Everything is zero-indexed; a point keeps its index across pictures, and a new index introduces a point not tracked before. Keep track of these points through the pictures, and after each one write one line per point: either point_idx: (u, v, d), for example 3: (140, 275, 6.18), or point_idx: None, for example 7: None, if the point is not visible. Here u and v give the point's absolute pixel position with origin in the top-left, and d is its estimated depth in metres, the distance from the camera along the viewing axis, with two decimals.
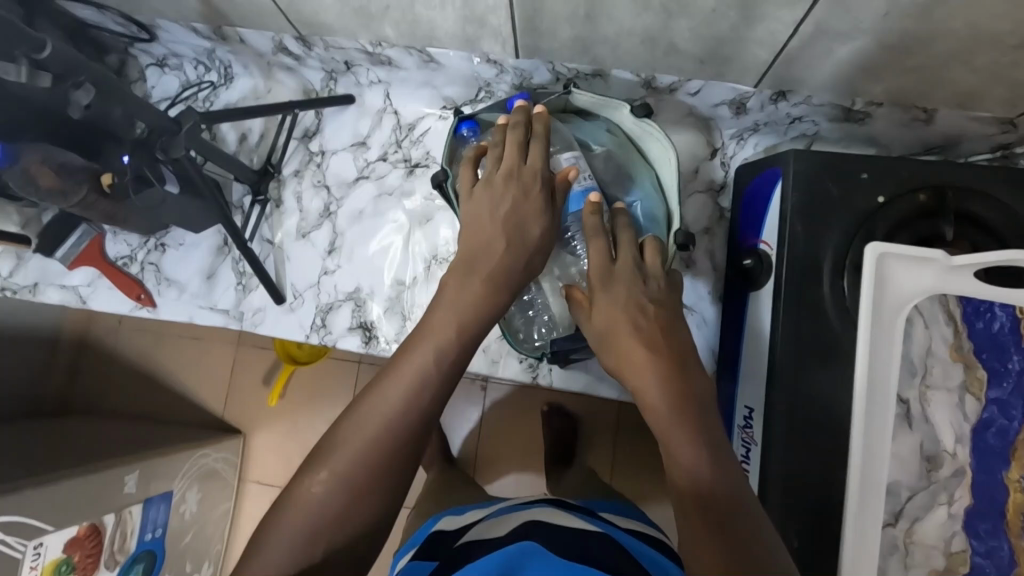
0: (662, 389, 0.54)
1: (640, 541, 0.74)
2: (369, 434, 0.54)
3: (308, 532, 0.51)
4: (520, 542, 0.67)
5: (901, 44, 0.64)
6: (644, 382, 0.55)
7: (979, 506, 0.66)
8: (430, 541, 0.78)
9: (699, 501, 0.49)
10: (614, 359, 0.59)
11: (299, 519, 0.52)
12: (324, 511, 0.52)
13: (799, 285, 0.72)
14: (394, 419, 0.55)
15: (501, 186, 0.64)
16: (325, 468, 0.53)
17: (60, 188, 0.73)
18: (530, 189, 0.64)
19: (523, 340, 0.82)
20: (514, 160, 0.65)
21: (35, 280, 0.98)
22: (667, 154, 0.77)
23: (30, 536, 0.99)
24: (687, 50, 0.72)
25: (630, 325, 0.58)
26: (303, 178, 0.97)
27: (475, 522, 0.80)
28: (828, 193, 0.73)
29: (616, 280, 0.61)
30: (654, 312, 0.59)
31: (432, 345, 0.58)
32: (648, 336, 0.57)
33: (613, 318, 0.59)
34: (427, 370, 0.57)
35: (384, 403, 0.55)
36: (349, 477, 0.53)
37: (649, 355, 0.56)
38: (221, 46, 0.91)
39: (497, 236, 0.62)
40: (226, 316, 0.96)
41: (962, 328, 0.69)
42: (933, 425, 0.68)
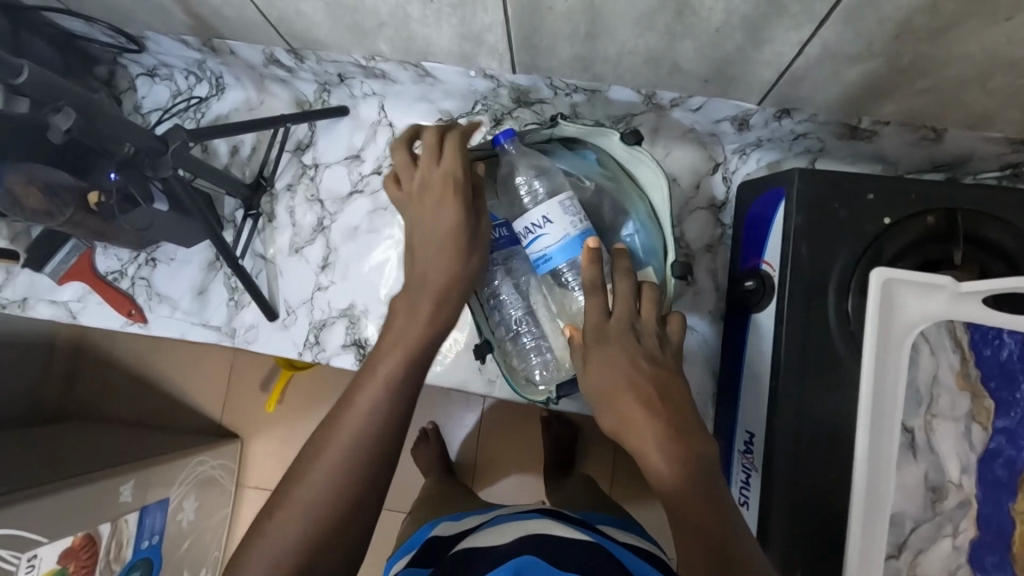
0: (664, 453, 0.52)
1: (638, 556, 0.72)
2: (324, 479, 0.52)
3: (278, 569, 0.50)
4: (517, 554, 0.63)
5: (913, 66, 0.61)
6: (640, 439, 0.54)
7: (984, 539, 0.65)
8: (426, 545, 0.76)
9: (686, 510, 0.50)
10: (614, 421, 0.57)
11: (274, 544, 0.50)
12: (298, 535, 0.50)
13: (803, 309, 0.70)
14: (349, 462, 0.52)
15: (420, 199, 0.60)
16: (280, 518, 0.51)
17: (46, 209, 0.72)
18: (441, 195, 0.58)
19: (525, 383, 0.79)
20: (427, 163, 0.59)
21: (25, 295, 0.97)
22: (659, 177, 0.76)
23: (24, 548, 0.97)
24: (691, 70, 0.70)
25: (628, 384, 0.57)
26: (296, 192, 0.96)
27: (470, 530, 0.78)
28: (834, 215, 0.71)
29: (611, 337, 0.60)
30: (649, 368, 0.58)
31: (377, 376, 0.55)
32: (647, 397, 0.56)
33: (609, 376, 0.58)
34: (378, 406, 0.54)
35: (337, 444, 0.53)
36: (305, 526, 0.51)
37: (646, 412, 0.55)
38: (212, 58, 0.89)
39: (431, 254, 0.59)
40: (219, 332, 0.94)
41: (970, 356, 0.67)
42: (939, 455, 0.67)
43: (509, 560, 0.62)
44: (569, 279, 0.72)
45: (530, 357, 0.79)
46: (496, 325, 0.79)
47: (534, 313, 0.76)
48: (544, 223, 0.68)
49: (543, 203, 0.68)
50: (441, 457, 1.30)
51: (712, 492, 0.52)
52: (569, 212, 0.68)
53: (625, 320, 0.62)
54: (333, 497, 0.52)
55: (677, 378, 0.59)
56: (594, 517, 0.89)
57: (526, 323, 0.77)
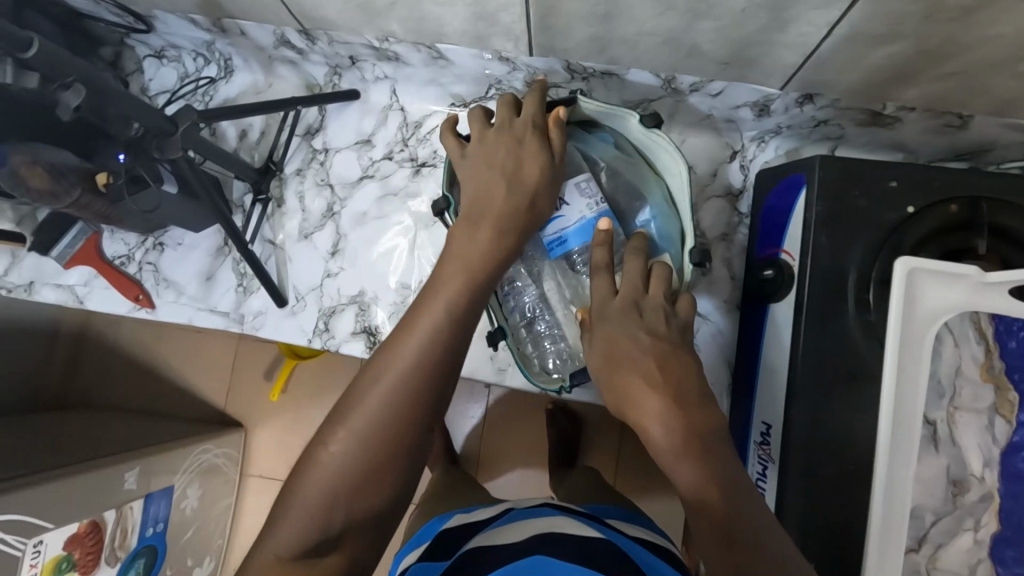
0: (668, 429, 0.52)
1: (648, 551, 0.71)
2: (363, 421, 0.53)
3: (323, 496, 0.52)
4: (526, 555, 0.62)
5: (942, 48, 0.60)
6: (644, 414, 0.54)
7: (1006, 533, 0.64)
8: (437, 538, 0.75)
9: (701, 507, 0.49)
10: (617, 397, 0.57)
11: (320, 476, 0.52)
12: (345, 469, 0.52)
13: (822, 299, 0.69)
14: (386, 407, 0.53)
15: (498, 143, 0.64)
16: (318, 456, 0.53)
17: (51, 190, 0.71)
18: (521, 136, 0.64)
19: (538, 371, 0.77)
20: (505, 116, 0.65)
21: (30, 279, 0.95)
22: (680, 165, 0.73)
23: (30, 535, 0.97)
24: (710, 52, 0.68)
25: (630, 359, 0.56)
26: (305, 176, 0.94)
27: (483, 524, 0.77)
28: (854, 203, 0.70)
29: (613, 312, 0.61)
30: (653, 343, 0.57)
31: (431, 314, 0.56)
32: (649, 371, 0.55)
33: (613, 353, 0.58)
34: (420, 348, 0.54)
35: (377, 385, 0.53)
36: (342, 466, 0.52)
37: (649, 391, 0.54)
38: (221, 38, 0.87)
39: (496, 181, 0.62)
40: (227, 319, 0.93)
41: (994, 348, 0.66)
42: (961, 448, 0.65)
43: (519, 560, 0.61)
44: (579, 266, 0.74)
45: (544, 342, 0.78)
46: (511, 311, 0.77)
47: (544, 296, 0.76)
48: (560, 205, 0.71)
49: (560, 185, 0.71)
50: (446, 449, 1.28)
51: (721, 464, 0.51)
52: (584, 194, 0.71)
53: (629, 299, 0.62)
54: (370, 438, 0.52)
55: (684, 351, 0.57)
56: (605, 508, 0.88)
57: (540, 309, 0.77)
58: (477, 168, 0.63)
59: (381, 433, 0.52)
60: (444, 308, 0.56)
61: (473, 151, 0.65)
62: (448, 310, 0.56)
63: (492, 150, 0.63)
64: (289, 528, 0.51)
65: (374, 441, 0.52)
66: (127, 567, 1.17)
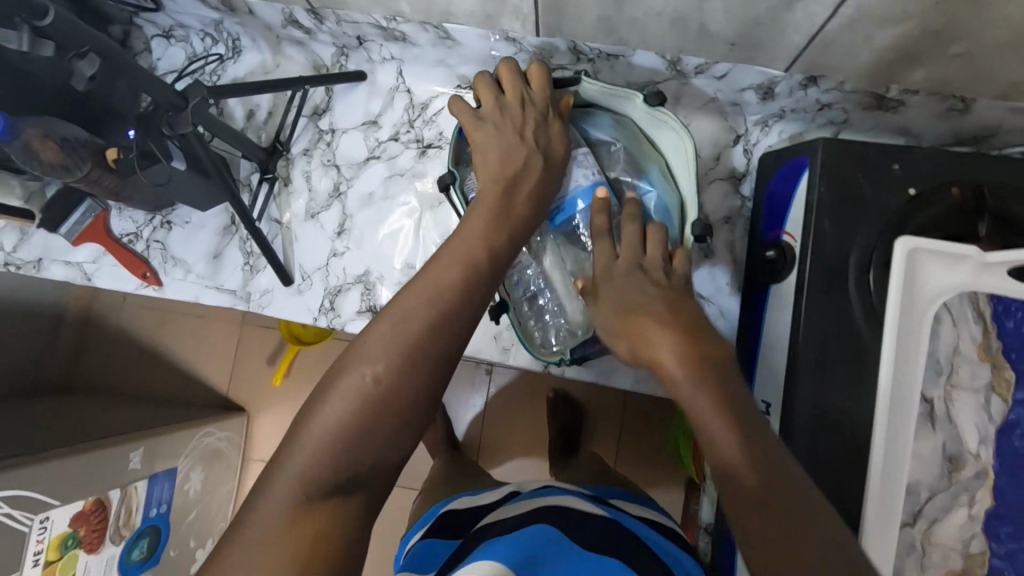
0: (689, 369, 0.52)
1: (651, 527, 0.74)
2: (390, 353, 0.51)
3: (345, 426, 0.49)
4: (531, 524, 0.65)
5: (947, 30, 0.60)
6: (663, 359, 0.54)
7: (999, 509, 0.65)
8: (445, 519, 0.77)
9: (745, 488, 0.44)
10: (630, 347, 0.58)
11: (342, 407, 0.50)
12: (370, 400, 0.50)
13: (824, 280, 0.70)
14: (422, 342, 0.52)
15: (520, 113, 0.67)
16: (345, 387, 0.50)
17: (64, 164, 0.72)
18: (545, 111, 0.68)
19: (541, 345, 0.79)
20: (522, 91, 0.68)
21: (39, 256, 0.96)
22: (683, 141, 0.75)
23: (36, 510, 0.98)
24: (718, 32, 0.68)
25: (641, 306, 0.59)
26: (312, 157, 0.95)
27: (489, 506, 0.78)
28: (858, 185, 0.70)
29: (617, 274, 0.63)
30: (659, 291, 0.61)
31: (469, 261, 0.56)
32: (661, 314, 0.58)
33: (622, 302, 0.60)
34: (455, 288, 0.55)
35: (411, 320, 0.52)
36: (368, 398, 0.50)
37: (665, 335, 0.55)
38: (229, 17, 0.87)
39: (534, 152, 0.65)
40: (233, 296, 0.94)
41: (991, 328, 0.67)
42: (957, 425, 0.66)
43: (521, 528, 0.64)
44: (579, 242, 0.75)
45: (546, 319, 0.79)
46: (515, 285, 0.78)
47: (541, 268, 0.76)
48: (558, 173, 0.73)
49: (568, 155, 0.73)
50: (448, 437, 1.28)
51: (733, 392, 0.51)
52: (584, 165, 0.72)
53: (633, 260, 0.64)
54: (403, 373, 0.51)
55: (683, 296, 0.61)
56: (608, 488, 0.89)
57: (540, 283, 0.77)
58: (497, 136, 0.65)
59: (411, 369, 0.51)
60: (484, 257, 0.57)
61: (495, 118, 0.66)
62: (476, 255, 0.57)
63: (519, 121, 0.66)
64: (305, 460, 0.48)
65: (404, 376, 0.51)
66: (132, 546, 1.19)
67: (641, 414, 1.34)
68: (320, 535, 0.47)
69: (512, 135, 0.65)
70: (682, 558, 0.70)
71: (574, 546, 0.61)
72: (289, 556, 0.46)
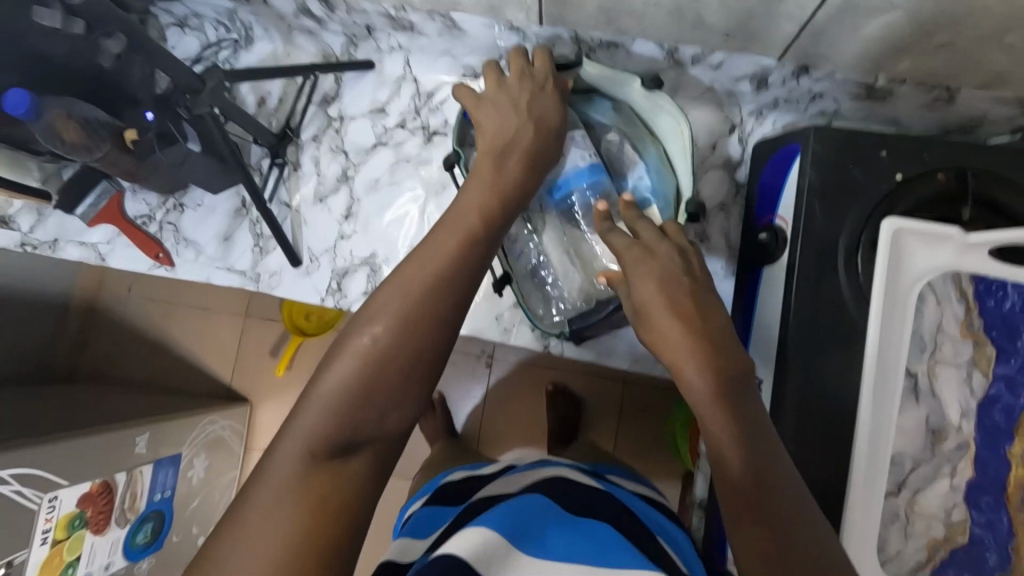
0: (707, 385, 0.54)
1: (651, 507, 0.79)
2: (392, 318, 0.53)
3: (350, 386, 0.51)
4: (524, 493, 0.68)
5: (932, 20, 0.63)
6: (679, 359, 0.55)
7: (979, 479, 0.68)
8: (445, 490, 0.80)
9: (747, 497, 0.50)
10: (651, 335, 0.58)
11: (348, 369, 0.52)
12: (374, 361, 0.52)
13: (815, 260, 0.73)
14: (420, 308, 0.54)
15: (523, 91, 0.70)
16: (347, 352, 0.53)
17: (85, 143, 0.74)
18: (544, 85, 0.71)
19: (543, 317, 0.82)
20: (523, 65, 0.71)
21: (55, 236, 0.99)
22: (679, 126, 0.77)
23: (45, 489, 1.00)
24: (714, 22, 0.71)
25: (667, 304, 0.57)
26: (322, 143, 0.98)
27: (487, 475, 0.83)
28: (848, 171, 0.73)
29: (643, 263, 0.60)
30: (689, 287, 0.58)
31: (463, 229, 0.59)
32: (690, 315, 0.56)
33: (648, 294, 0.58)
34: (456, 255, 0.57)
35: (408, 289, 0.55)
36: (366, 364, 0.52)
37: (689, 339, 0.55)
38: (244, 7, 0.90)
39: (530, 129, 0.67)
40: (243, 277, 0.97)
41: (974, 306, 0.70)
42: (941, 400, 0.69)
43: (522, 496, 0.66)
44: (581, 223, 0.79)
45: (550, 294, 0.82)
46: (517, 259, 0.82)
47: (542, 241, 0.80)
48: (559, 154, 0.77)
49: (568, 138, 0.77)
50: (447, 427, 1.31)
51: (750, 409, 0.54)
52: (583, 147, 0.77)
53: (664, 245, 0.61)
54: (406, 334, 0.53)
55: (708, 289, 0.59)
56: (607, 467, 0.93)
57: (543, 256, 0.80)
58: (495, 115, 0.68)
59: (414, 332, 0.53)
60: (477, 224, 0.59)
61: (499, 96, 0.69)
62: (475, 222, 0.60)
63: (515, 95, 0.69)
64: (314, 422, 0.50)
65: (400, 340, 0.53)
66: (136, 529, 1.21)
67: (640, 406, 1.37)
68: (328, 492, 0.49)
69: (514, 114, 0.68)
70: (675, 534, 0.75)
71: (562, 510, 0.65)
72: (298, 512, 0.48)
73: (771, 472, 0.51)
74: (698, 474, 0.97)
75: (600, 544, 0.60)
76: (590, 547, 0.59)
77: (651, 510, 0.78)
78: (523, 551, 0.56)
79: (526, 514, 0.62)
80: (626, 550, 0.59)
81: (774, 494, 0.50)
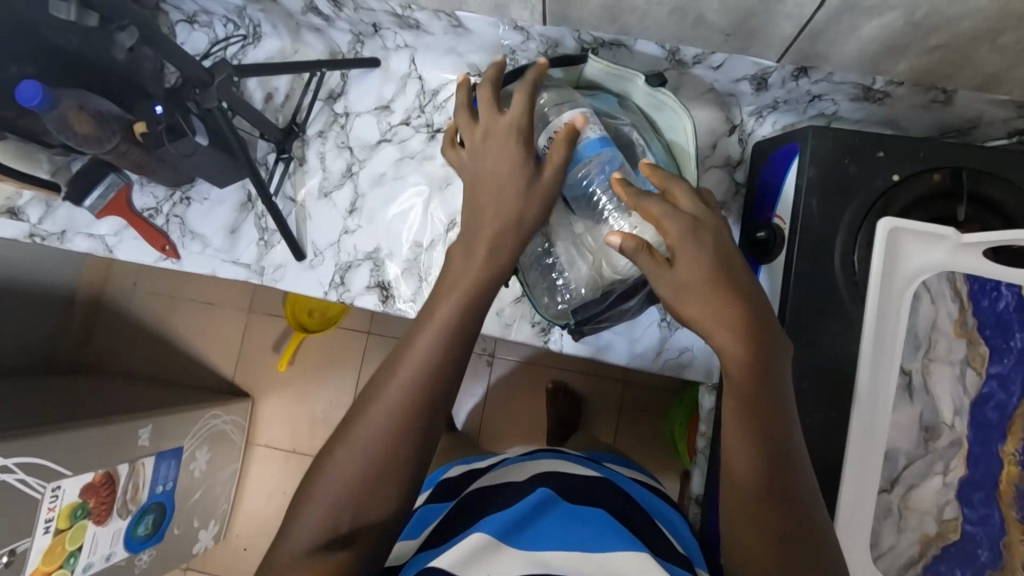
0: (747, 379, 0.56)
1: (650, 493, 0.89)
2: (394, 396, 0.58)
3: (357, 465, 0.56)
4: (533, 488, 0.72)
5: (926, 21, 0.65)
6: (726, 340, 0.56)
7: (972, 476, 0.69)
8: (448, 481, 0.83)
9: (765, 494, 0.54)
10: (696, 310, 0.57)
11: (355, 449, 0.57)
12: (378, 440, 0.57)
13: (812, 257, 0.74)
14: (420, 381, 0.58)
15: (484, 151, 0.66)
16: (355, 431, 0.57)
17: (96, 135, 0.76)
18: (505, 142, 0.65)
19: (547, 304, 0.82)
20: (489, 115, 0.67)
21: (63, 228, 1.01)
22: (682, 121, 0.79)
23: (49, 478, 1.01)
24: (714, 22, 0.73)
25: (716, 281, 0.57)
26: (327, 139, 0.99)
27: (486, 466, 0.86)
28: (845, 170, 0.74)
29: (691, 231, 0.58)
30: (736, 266, 0.58)
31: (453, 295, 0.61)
32: (738, 297, 0.57)
33: (694, 271, 0.57)
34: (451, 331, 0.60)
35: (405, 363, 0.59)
36: (377, 433, 0.57)
37: (738, 321, 0.56)
38: (252, 4, 0.92)
39: (488, 203, 0.64)
40: (248, 270, 0.98)
41: (968, 305, 0.71)
42: (934, 397, 0.70)
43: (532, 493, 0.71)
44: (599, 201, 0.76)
45: (556, 282, 0.81)
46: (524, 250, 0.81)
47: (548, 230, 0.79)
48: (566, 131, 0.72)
49: (566, 113, 0.73)
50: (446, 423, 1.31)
51: (777, 397, 0.57)
52: (589, 123, 0.73)
53: (711, 221, 0.60)
54: (406, 413, 0.57)
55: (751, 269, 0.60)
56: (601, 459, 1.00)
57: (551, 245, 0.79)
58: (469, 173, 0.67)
59: (413, 410, 0.57)
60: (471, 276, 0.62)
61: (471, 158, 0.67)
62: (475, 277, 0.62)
63: (478, 154, 0.67)
64: (328, 498, 0.56)
65: (405, 412, 0.57)
66: (137, 521, 1.22)
67: (639, 405, 1.38)
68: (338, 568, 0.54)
69: (492, 173, 0.65)
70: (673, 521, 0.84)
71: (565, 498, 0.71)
72: None
73: (786, 466, 0.56)
74: (695, 469, 0.98)
75: (599, 529, 0.66)
76: (589, 530, 0.65)
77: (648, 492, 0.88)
78: (512, 546, 0.63)
79: (526, 510, 0.67)
80: (622, 534, 0.65)
81: (786, 485, 0.55)
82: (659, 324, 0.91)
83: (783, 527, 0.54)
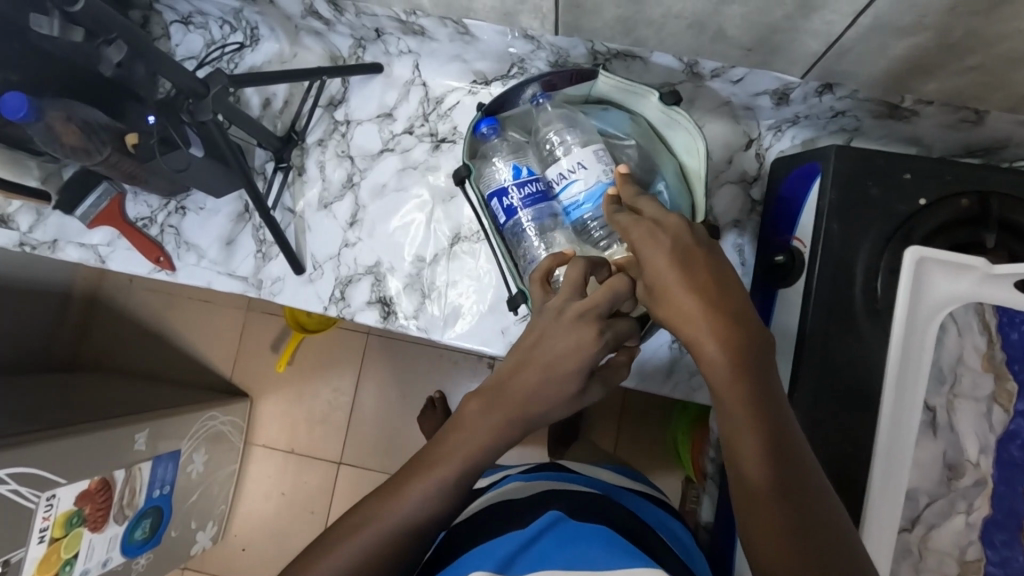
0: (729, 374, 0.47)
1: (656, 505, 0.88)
2: (430, 481, 0.55)
3: (376, 541, 0.53)
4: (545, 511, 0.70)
5: (962, 43, 0.61)
6: (698, 332, 0.49)
7: (997, 517, 0.66)
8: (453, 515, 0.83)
9: (769, 500, 0.45)
10: (666, 311, 0.51)
11: (378, 525, 0.53)
12: (406, 523, 0.54)
13: (832, 284, 0.70)
14: (459, 469, 0.55)
15: (556, 319, 0.56)
16: (382, 505, 0.54)
17: (84, 147, 0.73)
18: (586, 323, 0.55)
19: None
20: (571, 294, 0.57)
21: (54, 236, 0.97)
22: (695, 143, 0.75)
23: (42, 487, 0.98)
24: (736, 37, 0.69)
25: (681, 274, 0.50)
26: (327, 147, 0.96)
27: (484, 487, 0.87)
28: (868, 193, 0.71)
29: (660, 236, 0.53)
30: (706, 259, 0.51)
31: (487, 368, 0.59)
32: (709, 286, 0.50)
33: (655, 267, 0.51)
34: (495, 417, 0.56)
35: (440, 466, 0.55)
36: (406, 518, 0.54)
37: (705, 310, 0.49)
38: (249, 6, 0.88)
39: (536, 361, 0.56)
40: (245, 283, 0.95)
41: (996, 339, 0.68)
42: (958, 434, 0.67)
43: (539, 517, 0.68)
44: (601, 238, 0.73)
45: None
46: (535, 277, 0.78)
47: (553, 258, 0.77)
48: (578, 169, 0.71)
49: (580, 150, 0.72)
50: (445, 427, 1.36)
51: (770, 387, 0.48)
52: (602, 161, 0.72)
53: (669, 216, 0.55)
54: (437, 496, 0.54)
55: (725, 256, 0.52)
56: (599, 468, 0.97)
57: None
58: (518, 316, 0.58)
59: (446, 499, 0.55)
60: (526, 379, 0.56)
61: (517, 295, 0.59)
62: None
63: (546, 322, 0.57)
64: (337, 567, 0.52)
65: (440, 497, 0.55)
66: (134, 526, 1.19)
67: (640, 414, 1.35)
68: None
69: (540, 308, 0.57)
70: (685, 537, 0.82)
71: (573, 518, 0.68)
72: None
73: (790, 463, 0.46)
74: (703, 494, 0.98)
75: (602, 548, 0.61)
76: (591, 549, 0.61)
77: (660, 510, 0.87)
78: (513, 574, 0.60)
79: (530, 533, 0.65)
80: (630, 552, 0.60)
81: (794, 487, 0.46)
82: (671, 346, 0.88)
83: (801, 533, 0.44)
